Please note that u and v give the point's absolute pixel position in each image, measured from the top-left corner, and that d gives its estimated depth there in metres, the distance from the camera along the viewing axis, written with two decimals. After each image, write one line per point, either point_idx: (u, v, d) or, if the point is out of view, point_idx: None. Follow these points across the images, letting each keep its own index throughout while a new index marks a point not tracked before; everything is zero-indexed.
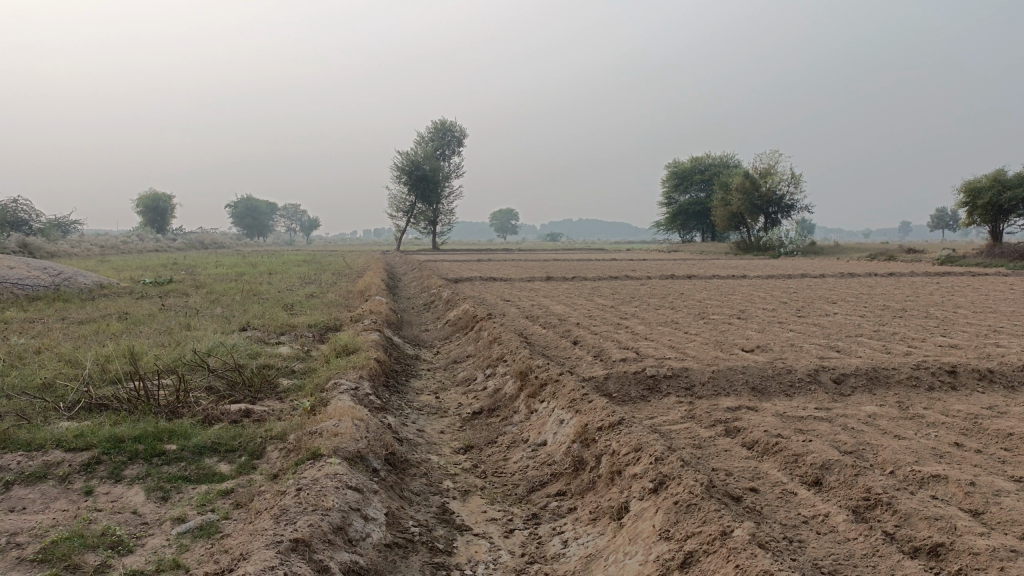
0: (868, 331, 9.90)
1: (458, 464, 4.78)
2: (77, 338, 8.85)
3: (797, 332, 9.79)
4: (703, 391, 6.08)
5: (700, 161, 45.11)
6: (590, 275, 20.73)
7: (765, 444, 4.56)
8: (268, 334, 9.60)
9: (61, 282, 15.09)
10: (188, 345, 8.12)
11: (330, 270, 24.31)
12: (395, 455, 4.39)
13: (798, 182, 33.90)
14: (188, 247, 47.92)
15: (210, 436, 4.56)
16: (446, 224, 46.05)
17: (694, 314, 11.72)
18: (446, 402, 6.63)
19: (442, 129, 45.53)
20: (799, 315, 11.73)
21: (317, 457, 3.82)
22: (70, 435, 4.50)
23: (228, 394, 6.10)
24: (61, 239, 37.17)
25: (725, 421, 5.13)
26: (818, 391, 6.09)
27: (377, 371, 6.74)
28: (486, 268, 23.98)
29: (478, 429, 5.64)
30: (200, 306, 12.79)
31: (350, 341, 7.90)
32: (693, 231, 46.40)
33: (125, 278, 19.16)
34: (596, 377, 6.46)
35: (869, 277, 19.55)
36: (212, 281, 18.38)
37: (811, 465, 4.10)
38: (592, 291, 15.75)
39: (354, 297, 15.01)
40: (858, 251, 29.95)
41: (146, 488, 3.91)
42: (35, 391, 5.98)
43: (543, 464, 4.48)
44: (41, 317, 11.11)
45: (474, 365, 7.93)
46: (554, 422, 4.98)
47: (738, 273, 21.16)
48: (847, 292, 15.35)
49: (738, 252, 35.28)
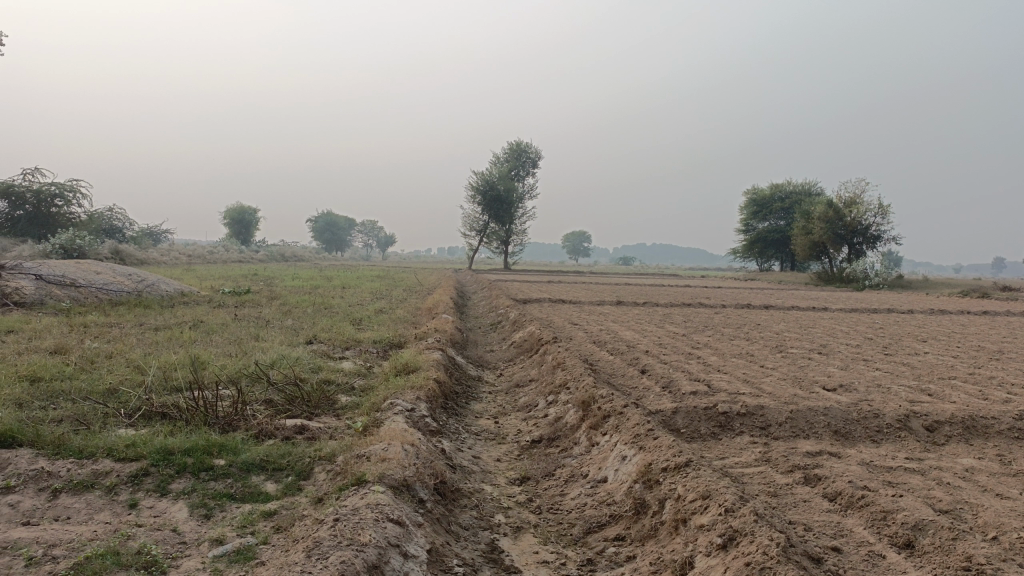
0: (962, 373, 9.17)
1: (512, 497, 4.52)
2: (149, 344, 9.02)
3: (882, 371, 9.17)
4: (780, 432, 5.65)
5: (781, 188, 43.86)
6: (662, 301, 20.23)
7: (849, 496, 4.15)
8: (332, 348, 9.58)
9: (143, 288, 15.59)
10: (253, 356, 8.13)
11: (401, 286, 24.51)
12: (445, 485, 4.17)
13: (885, 212, 32.52)
14: (269, 259, 49.36)
15: (259, 453, 4.43)
16: (518, 245, 46.08)
17: (771, 347, 11.19)
18: (504, 429, 6.38)
19: (517, 150, 45.74)
20: (885, 353, 11.02)
21: (362, 483, 3.63)
22: (122, 444, 4.45)
23: (286, 408, 6.02)
24: (152, 248, 38.78)
25: (803, 467, 4.72)
26: (908, 439, 5.58)
27: (435, 392, 6.54)
28: (555, 290, 23.74)
29: (536, 459, 5.38)
30: (271, 317, 12.95)
31: (411, 360, 7.75)
32: (771, 260, 45.04)
33: (205, 286, 19.73)
34: (663, 410, 6.12)
35: (960, 315, 18.47)
36: (286, 293, 18.71)
37: (901, 525, 3.68)
38: (663, 318, 15.31)
39: (422, 314, 14.98)
40: (949, 287, 28.40)
41: (190, 504, 3.80)
42: (99, 396, 6.03)
43: (602, 503, 4.18)
44: (119, 322, 11.41)
45: (536, 390, 7.66)
46: (616, 458, 4.68)
47: (819, 305, 20.31)
48: (938, 331, 14.45)
49: (819, 284, 34.06)
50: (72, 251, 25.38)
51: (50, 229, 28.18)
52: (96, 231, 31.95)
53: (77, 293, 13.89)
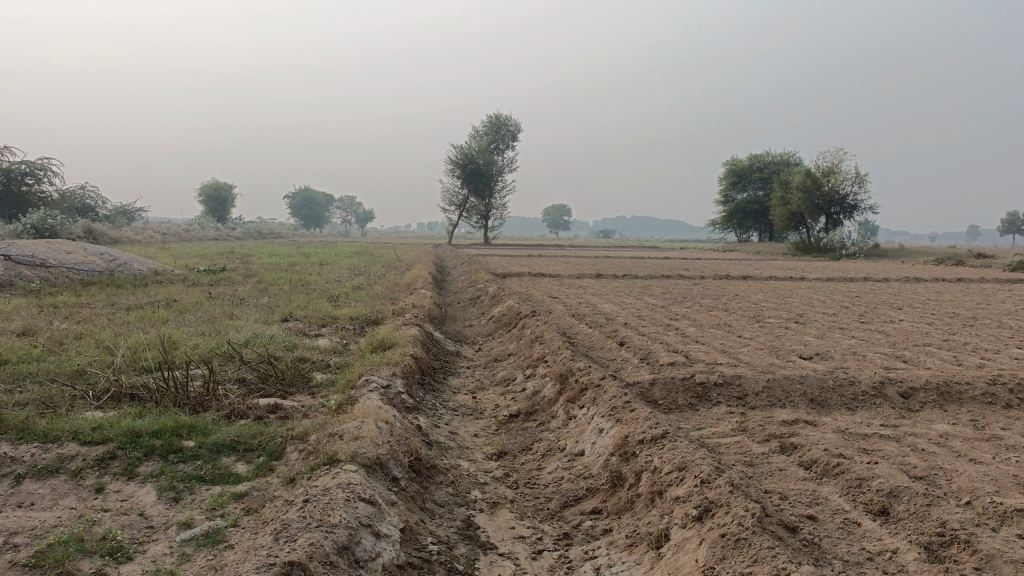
0: (937, 340, 9.25)
1: (489, 473, 4.48)
2: (120, 325, 8.85)
3: (859, 339, 9.22)
4: (756, 401, 5.66)
5: (759, 158, 43.93)
6: (641, 273, 20.24)
7: (825, 464, 4.15)
8: (309, 325, 9.47)
9: (116, 268, 15.32)
10: (227, 335, 8.01)
11: (380, 262, 24.33)
12: (420, 462, 4.12)
13: (862, 181, 32.69)
14: (247, 236, 48.78)
15: (230, 433, 4.35)
16: (497, 219, 45.88)
17: (749, 317, 11.22)
18: (482, 403, 6.34)
19: (496, 123, 45.34)
20: (861, 321, 11.09)
21: (333, 463, 3.56)
22: (88, 427, 4.34)
23: (259, 387, 5.93)
24: (126, 226, 38.13)
25: (780, 436, 4.72)
26: (884, 406, 5.61)
27: (412, 368, 6.47)
28: (534, 263, 23.69)
29: (513, 433, 5.34)
30: (246, 296, 12.77)
31: (387, 336, 7.67)
32: (750, 230, 45.23)
33: (180, 265, 19.46)
34: (641, 382, 6.10)
35: (935, 282, 18.67)
36: (262, 270, 18.50)
37: (876, 492, 3.68)
38: (642, 290, 15.32)
39: (401, 289, 14.86)
40: (925, 255, 28.67)
41: (158, 487, 3.72)
42: (67, 378, 5.90)
43: (578, 477, 4.15)
44: (90, 302, 11.20)
45: (514, 364, 7.62)
46: (593, 431, 4.65)
47: (797, 275, 20.43)
48: (913, 298, 14.59)
49: (797, 254, 34.30)
50: (45, 231, 24.90)
51: (21, 209, 27.61)
52: (68, 210, 31.35)
53: (48, 273, 13.61)
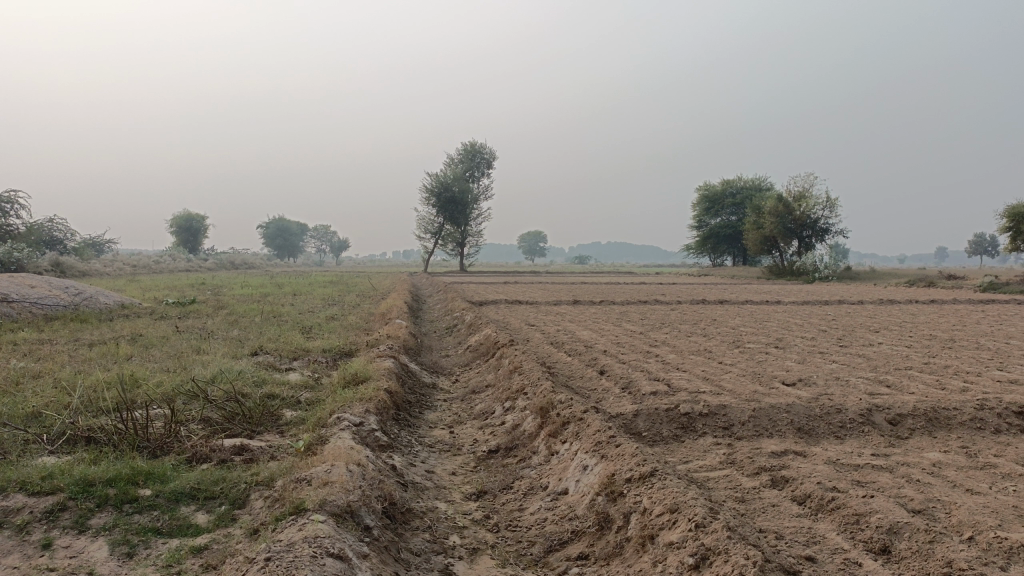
0: (917, 363, 9.18)
1: (467, 515, 4.24)
2: (82, 362, 8.49)
3: (840, 363, 9.12)
4: (743, 431, 5.48)
5: (731, 184, 44.36)
6: (618, 299, 20.14)
7: (819, 499, 3.97)
8: (279, 359, 9.17)
9: (81, 302, 14.87)
10: (192, 371, 7.70)
11: (354, 291, 24.03)
12: (394, 507, 3.87)
13: (832, 205, 33.08)
14: (218, 267, 48.14)
15: (190, 480, 4.08)
16: (473, 247, 45.75)
17: (729, 343, 11.10)
18: (460, 439, 6.09)
19: (470, 151, 45.43)
20: (840, 345, 11.02)
21: (301, 512, 3.31)
22: (37, 475, 4.03)
23: (225, 428, 5.65)
24: (94, 259, 37.43)
25: (770, 469, 4.54)
26: (873, 434, 5.46)
27: (386, 404, 6.21)
28: (510, 291, 23.52)
29: (493, 471, 5.12)
30: (215, 329, 12.42)
31: (360, 369, 7.41)
32: (724, 255, 45.54)
33: (149, 297, 19.05)
34: (624, 413, 5.90)
35: (908, 304, 18.78)
36: (234, 302, 18.13)
37: (876, 529, 3.51)
38: (620, 316, 15.19)
39: (375, 320, 14.59)
40: (896, 277, 28.97)
41: (111, 542, 3.44)
42: (20, 421, 5.56)
43: (563, 518, 3.93)
44: (52, 338, 10.81)
45: (492, 397, 7.38)
46: (577, 468, 4.44)
47: (772, 298, 20.46)
48: (889, 321, 14.60)
49: (770, 277, 34.54)
50: (11, 264, 24.30)
51: None
52: (35, 243, 30.68)
53: (10, 308, 13.15)
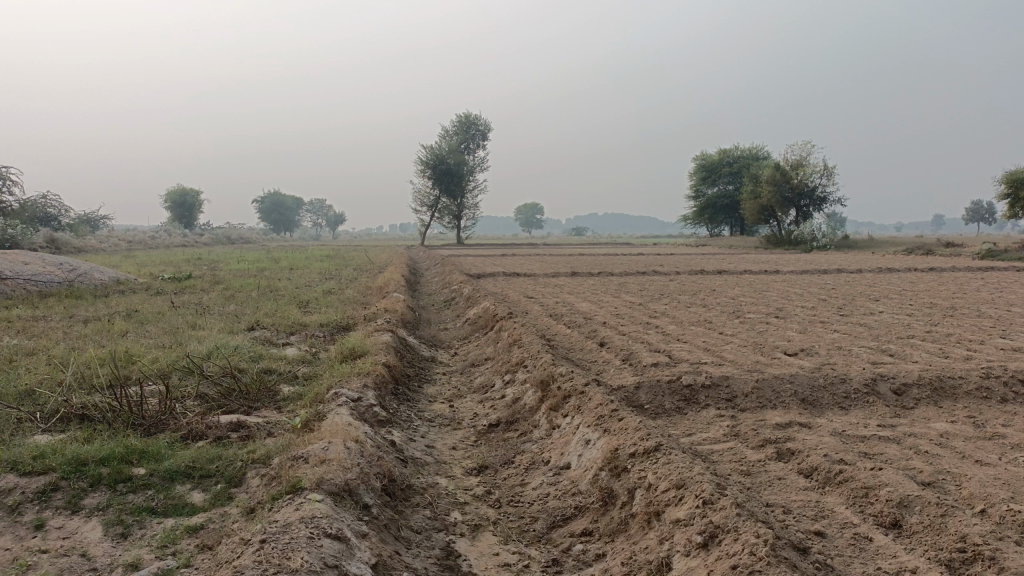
0: (919, 332, 9.12)
1: (468, 491, 4.17)
2: (75, 339, 8.37)
3: (842, 333, 9.05)
4: (747, 403, 5.41)
5: (729, 153, 44.04)
6: (616, 270, 20.03)
7: (827, 472, 3.90)
8: (276, 334, 9.07)
9: (75, 278, 14.71)
10: (188, 347, 7.59)
11: (351, 265, 23.88)
12: (394, 485, 3.79)
13: (830, 174, 32.87)
14: (215, 242, 47.89)
15: (185, 459, 3.99)
16: (469, 219, 45.52)
17: (729, 313, 11.01)
18: (460, 413, 6.02)
19: (466, 122, 44.99)
20: (840, 314, 10.95)
21: (297, 491, 3.23)
22: (28, 455, 3.92)
23: (221, 404, 5.56)
24: (89, 235, 37.20)
25: (776, 441, 4.47)
26: (878, 405, 5.39)
27: (384, 378, 6.13)
28: (508, 263, 23.40)
29: (493, 445, 5.04)
30: (211, 304, 12.30)
31: (358, 343, 7.31)
32: (721, 225, 45.37)
33: (144, 273, 18.89)
34: (625, 386, 5.83)
35: (907, 272, 18.70)
36: (230, 276, 17.98)
37: (886, 503, 3.44)
38: (619, 287, 15.09)
39: (372, 293, 14.48)
40: (894, 245, 28.89)
41: (105, 522, 3.34)
42: (13, 399, 5.45)
43: (566, 494, 3.86)
44: (46, 315, 10.69)
45: (491, 370, 7.31)
46: (579, 442, 4.37)
47: (771, 268, 20.36)
48: (888, 289, 14.52)
49: (768, 247, 34.44)
50: (4, 241, 24.11)
51: None
52: (29, 219, 30.45)
53: (4, 285, 13.01)
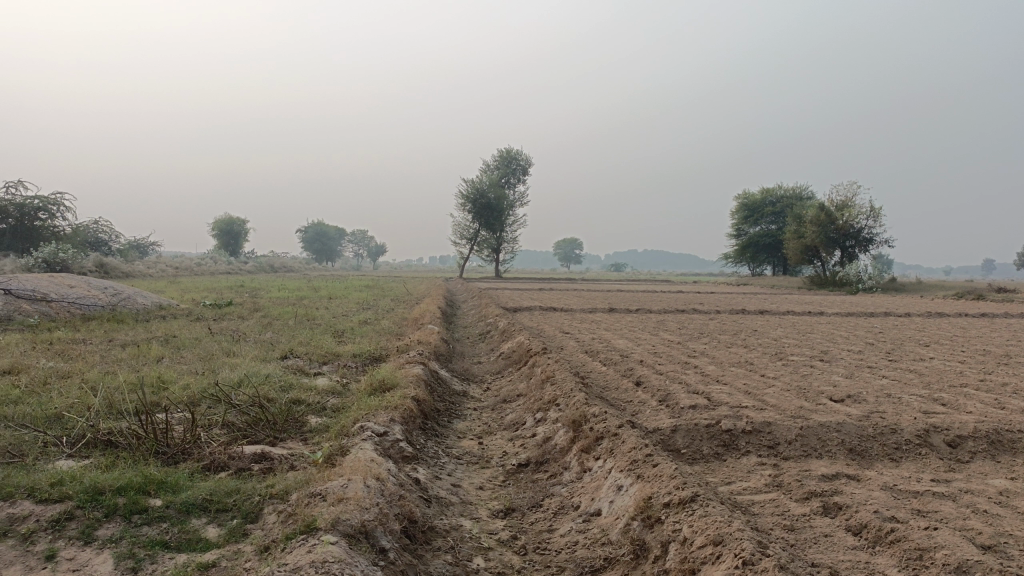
0: (973, 380, 8.69)
1: (493, 535, 3.98)
2: (111, 363, 8.42)
3: (890, 379, 8.68)
4: (789, 451, 5.14)
5: (772, 192, 43.53)
6: (654, 307, 19.72)
7: (877, 530, 3.63)
8: (308, 363, 9.01)
9: (118, 302, 14.95)
10: (219, 374, 7.57)
11: (389, 295, 23.96)
12: (415, 527, 3.63)
13: (877, 214, 32.19)
14: (258, 271, 48.63)
15: (203, 491, 3.89)
16: (509, 253, 45.56)
17: (771, 354, 10.69)
18: (489, 451, 5.84)
19: (507, 157, 45.28)
20: (888, 359, 10.53)
21: (312, 531, 3.09)
22: (47, 481, 3.84)
23: (247, 434, 5.47)
24: (137, 260, 38.07)
25: (820, 494, 4.20)
26: (930, 458, 5.08)
27: (413, 412, 6.00)
28: (545, 297, 23.26)
29: (522, 486, 4.86)
30: (248, 331, 12.35)
31: (388, 376, 7.20)
32: (763, 264, 44.66)
33: (186, 299, 19.16)
34: (661, 429, 5.60)
35: (958, 317, 18.08)
36: (269, 304, 18.12)
37: (942, 567, 3.17)
38: (657, 325, 14.82)
39: (407, 325, 14.41)
40: (943, 289, 28.06)
41: (116, 555, 3.23)
42: (41, 422, 5.42)
43: (595, 543, 3.66)
44: (87, 338, 10.81)
45: (523, 407, 7.13)
46: (611, 488, 4.16)
47: (815, 309, 19.87)
48: (939, 334, 14.00)
49: (812, 287, 33.77)
50: (55, 265, 24.70)
51: (33, 243, 27.48)
52: (80, 244, 31.21)
53: (48, 308, 13.22)
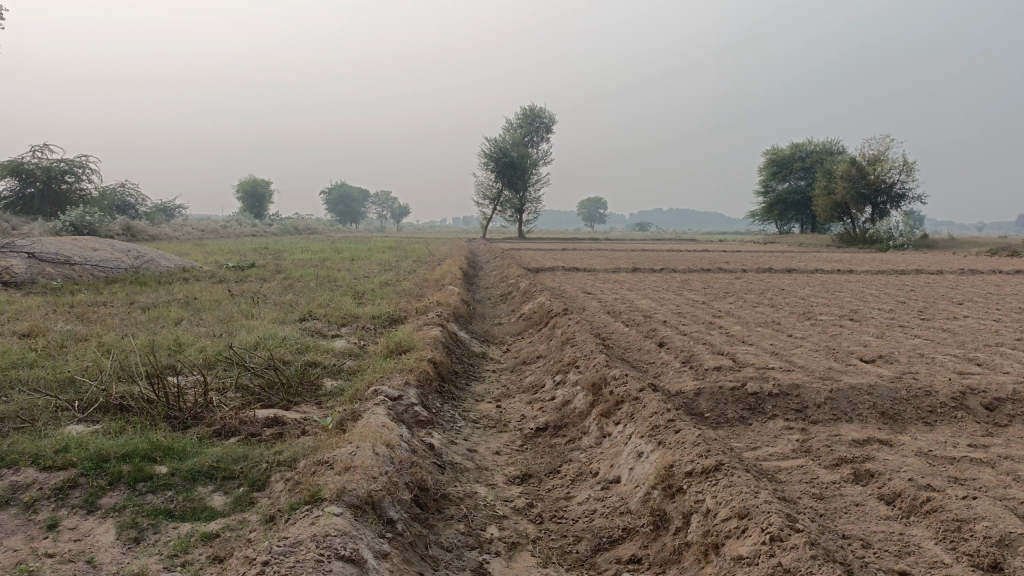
0: (1009, 339, 8.38)
1: (508, 502, 3.84)
2: (130, 326, 8.38)
3: (923, 339, 8.39)
4: (818, 415, 4.94)
5: (801, 147, 42.58)
6: (679, 266, 19.42)
7: (912, 500, 3.44)
8: (327, 325, 8.93)
9: (142, 265, 14.96)
10: (236, 336, 7.49)
11: (411, 256, 23.87)
12: (426, 496, 3.51)
13: (910, 169, 31.33)
14: (283, 232, 48.78)
15: (209, 458, 3.79)
16: (532, 213, 45.20)
17: (799, 314, 10.42)
18: (507, 414, 5.70)
19: (530, 115, 44.63)
20: (921, 318, 10.22)
21: (316, 502, 2.98)
22: (51, 448, 3.75)
23: (261, 398, 5.38)
24: (164, 222, 38.31)
25: (851, 460, 4.01)
26: (967, 422, 4.85)
27: (429, 375, 5.87)
28: (569, 257, 23.02)
29: (539, 451, 4.72)
30: (269, 293, 12.29)
31: (405, 338, 7.07)
32: (791, 221, 43.95)
33: (210, 261, 19.22)
34: (684, 393, 5.42)
35: (993, 274, 17.58)
36: (291, 266, 18.11)
37: (983, 540, 2.98)
38: (682, 284, 14.56)
39: (429, 286, 14.29)
40: (977, 245, 27.38)
41: (118, 525, 3.13)
42: (54, 387, 5.36)
43: (613, 512, 3.51)
44: (108, 301, 10.80)
45: (543, 369, 6.97)
46: (631, 455, 4.00)
47: (845, 267, 19.48)
48: (973, 292, 13.60)
49: (841, 245, 33.19)
50: (83, 228, 24.89)
51: (61, 207, 27.70)
52: (108, 207, 31.44)
53: (72, 271, 13.26)
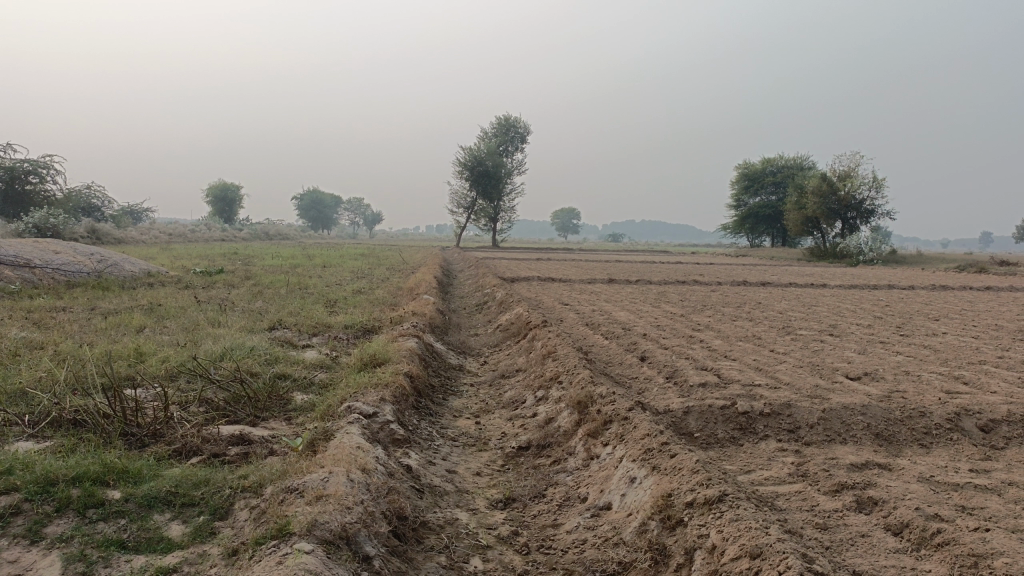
0: (990, 358, 8.30)
1: (491, 530, 3.58)
2: (89, 333, 7.97)
3: (905, 355, 8.29)
4: (811, 436, 4.76)
5: (772, 162, 42.95)
6: (654, 278, 19.31)
7: (921, 531, 3.24)
8: (298, 335, 8.59)
9: (105, 269, 14.45)
10: (201, 346, 7.14)
11: (384, 264, 23.51)
12: (404, 527, 3.25)
13: (879, 186, 31.69)
14: (254, 238, 47.99)
15: (168, 482, 3.49)
16: (506, 222, 45.02)
17: (779, 328, 10.29)
18: (487, 431, 5.44)
19: (505, 125, 44.41)
20: (900, 334, 10.15)
21: (285, 537, 2.70)
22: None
23: (226, 413, 5.06)
24: (131, 226, 37.37)
25: (852, 486, 3.82)
26: (964, 445, 4.70)
27: (405, 390, 5.60)
28: (543, 267, 22.79)
29: (522, 473, 4.48)
30: (237, 300, 11.89)
31: (380, 350, 6.78)
32: (762, 235, 44.32)
33: (177, 265, 18.69)
34: (672, 411, 5.21)
35: (961, 290, 17.71)
36: (262, 272, 17.64)
37: None
38: (658, 297, 14.41)
39: (403, 294, 13.98)
40: (945, 262, 27.75)
41: (63, 557, 2.81)
42: (3, 399, 4.99)
43: (606, 542, 3.27)
44: (68, 306, 10.32)
45: (523, 383, 6.72)
46: (622, 480, 3.77)
47: (819, 281, 19.51)
48: (947, 308, 13.64)
49: (811, 259, 33.44)
50: (47, 230, 24.16)
51: (24, 207, 26.85)
52: (73, 210, 30.61)
53: (32, 274, 12.74)
